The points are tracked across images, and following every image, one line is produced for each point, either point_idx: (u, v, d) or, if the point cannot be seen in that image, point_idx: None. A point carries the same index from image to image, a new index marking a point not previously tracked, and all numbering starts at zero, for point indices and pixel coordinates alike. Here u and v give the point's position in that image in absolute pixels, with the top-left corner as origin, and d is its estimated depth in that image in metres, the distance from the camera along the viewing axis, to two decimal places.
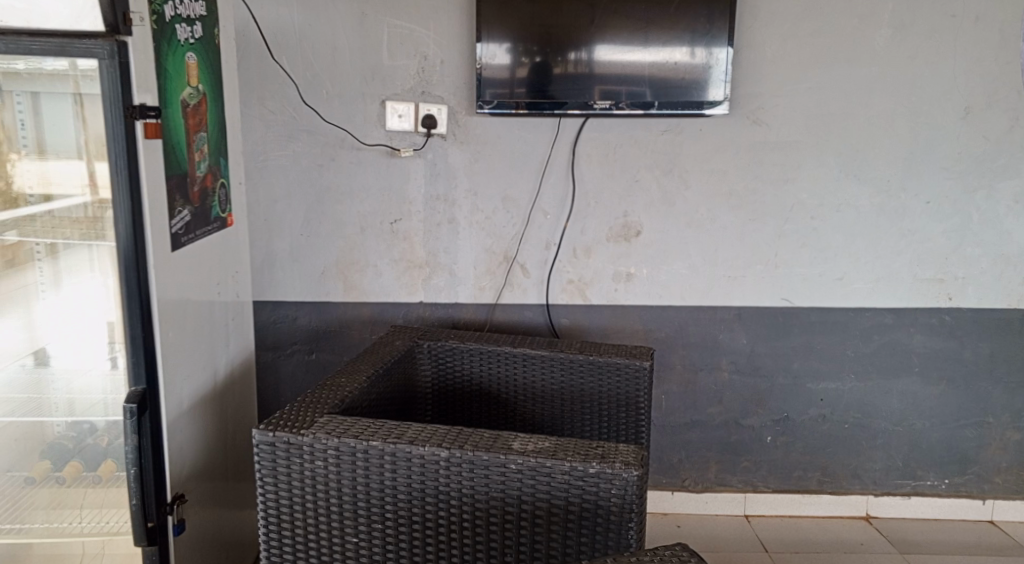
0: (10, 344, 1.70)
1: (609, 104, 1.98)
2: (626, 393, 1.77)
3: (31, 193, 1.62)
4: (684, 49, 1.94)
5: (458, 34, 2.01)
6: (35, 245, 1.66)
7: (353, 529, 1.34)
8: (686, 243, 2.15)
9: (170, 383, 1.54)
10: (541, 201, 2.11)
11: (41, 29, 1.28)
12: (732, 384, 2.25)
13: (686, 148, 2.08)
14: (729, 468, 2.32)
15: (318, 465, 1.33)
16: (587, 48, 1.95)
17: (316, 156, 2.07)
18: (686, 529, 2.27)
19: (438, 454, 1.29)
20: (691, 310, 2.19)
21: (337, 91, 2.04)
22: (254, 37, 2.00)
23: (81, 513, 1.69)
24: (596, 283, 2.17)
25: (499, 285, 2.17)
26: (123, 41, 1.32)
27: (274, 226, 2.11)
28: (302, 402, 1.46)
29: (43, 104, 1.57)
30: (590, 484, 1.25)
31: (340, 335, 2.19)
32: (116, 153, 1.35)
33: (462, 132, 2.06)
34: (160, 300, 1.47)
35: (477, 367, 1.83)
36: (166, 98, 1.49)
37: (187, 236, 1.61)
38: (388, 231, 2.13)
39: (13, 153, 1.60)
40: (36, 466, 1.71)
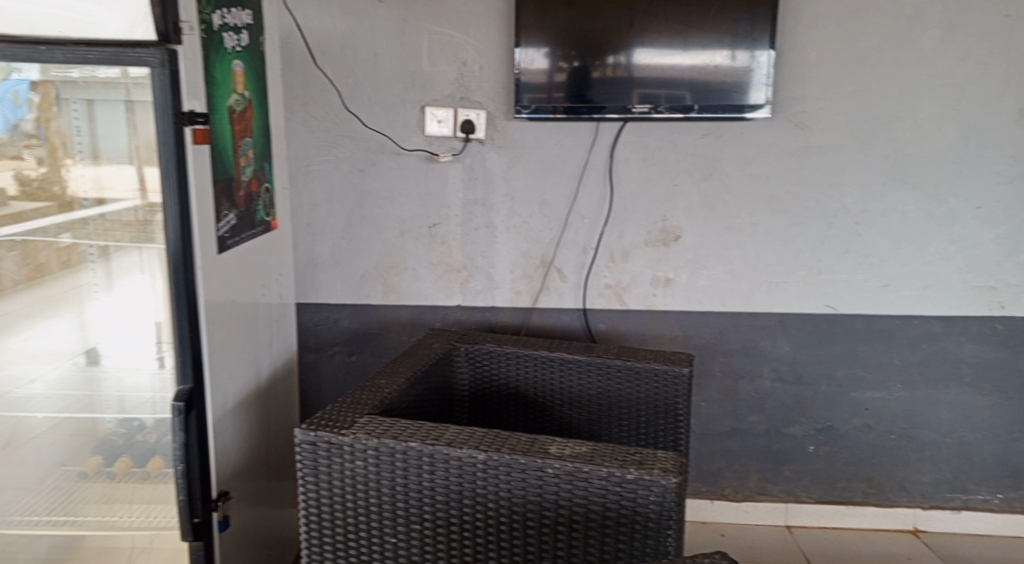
0: (65, 344, 1.76)
1: (647, 108, 1.97)
2: (665, 399, 1.75)
3: (85, 197, 1.68)
4: (724, 52, 1.93)
5: (497, 39, 2.02)
6: (88, 247, 1.71)
7: (392, 530, 1.36)
8: (727, 247, 2.12)
9: (216, 382, 1.58)
10: (579, 205, 2.11)
11: (97, 39, 1.32)
12: (773, 392, 2.21)
13: (727, 152, 2.06)
14: (771, 477, 2.28)
15: (358, 465, 1.35)
16: (626, 52, 1.95)
17: (356, 161, 2.11)
18: (728, 538, 2.23)
19: (476, 457, 1.29)
20: (731, 316, 2.17)
21: (378, 97, 2.06)
22: (298, 44, 2.03)
23: (130, 508, 1.75)
24: (634, 288, 2.16)
25: (536, 289, 2.17)
26: (174, 49, 1.36)
27: (316, 230, 2.14)
28: (343, 403, 1.48)
29: (97, 110, 1.61)
30: (629, 490, 1.25)
31: (380, 337, 2.22)
32: (166, 158, 1.39)
33: (501, 137, 2.08)
34: (207, 301, 1.51)
35: (514, 371, 1.84)
36: (214, 105, 1.53)
37: (233, 239, 1.65)
38: (427, 235, 2.15)
39: (69, 158, 1.65)
40: (90, 461, 1.78)
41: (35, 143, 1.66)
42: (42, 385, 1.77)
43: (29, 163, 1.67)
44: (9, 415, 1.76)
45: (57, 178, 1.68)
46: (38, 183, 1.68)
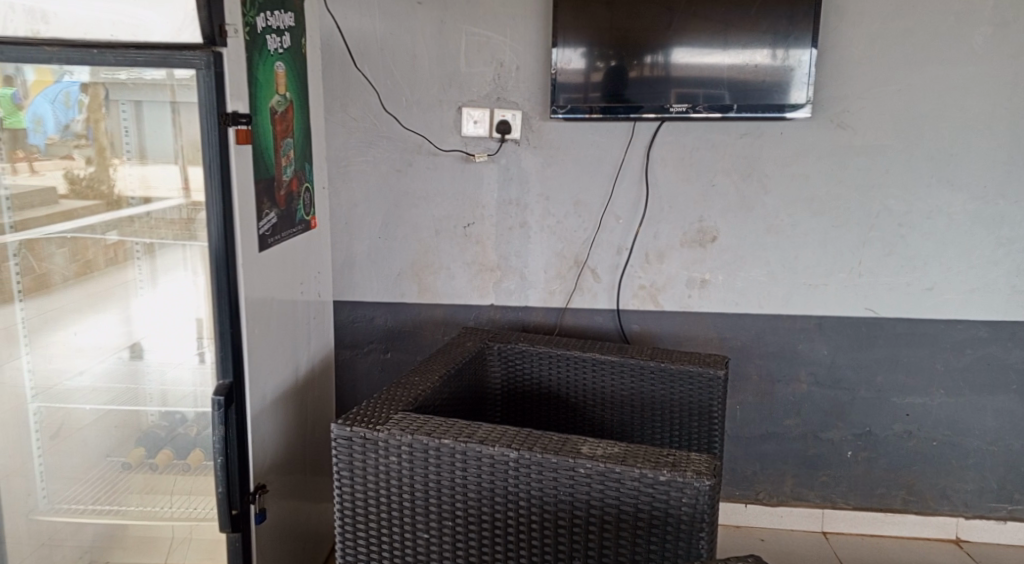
0: (110, 338, 1.82)
1: (685, 108, 1.96)
2: (699, 401, 1.74)
3: (132, 196, 1.73)
4: (764, 51, 1.90)
5: (534, 40, 2.03)
6: (134, 244, 1.76)
7: (424, 526, 1.37)
8: (764, 249, 2.09)
9: (256, 377, 1.61)
10: (614, 205, 2.10)
11: (145, 41, 1.36)
12: (811, 397, 2.18)
13: (765, 152, 2.04)
14: (807, 483, 2.25)
15: (392, 461, 1.36)
16: (664, 51, 1.93)
17: (394, 161, 2.13)
18: (771, 543, 2.20)
19: (508, 455, 1.30)
20: (769, 319, 2.14)
21: (415, 98, 2.08)
22: (338, 45, 2.06)
23: (172, 499, 1.81)
24: (669, 289, 2.14)
25: (570, 289, 2.17)
26: (219, 51, 1.39)
27: (353, 229, 2.17)
28: (378, 399, 1.50)
29: (145, 111, 1.66)
30: (661, 492, 1.24)
31: (414, 335, 2.24)
32: (210, 158, 1.42)
33: (536, 137, 2.08)
34: (247, 298, 1.54)
35: (547, 371, 1.84)
36: (257, 105, 1.56)
37: (274, 237, 1.68)
38: (461, 234, 2.16)
39: (116, 158, 1.70)
40: (133, 452, 1.83)
41: (84, 144, 1.71)
42: (89, 377, 1.82)
43: (79, 162, 1.72)
44: (57, 407, 1.80)
45: (105, 177, 1.73)
46: (87, 182, 1.74)
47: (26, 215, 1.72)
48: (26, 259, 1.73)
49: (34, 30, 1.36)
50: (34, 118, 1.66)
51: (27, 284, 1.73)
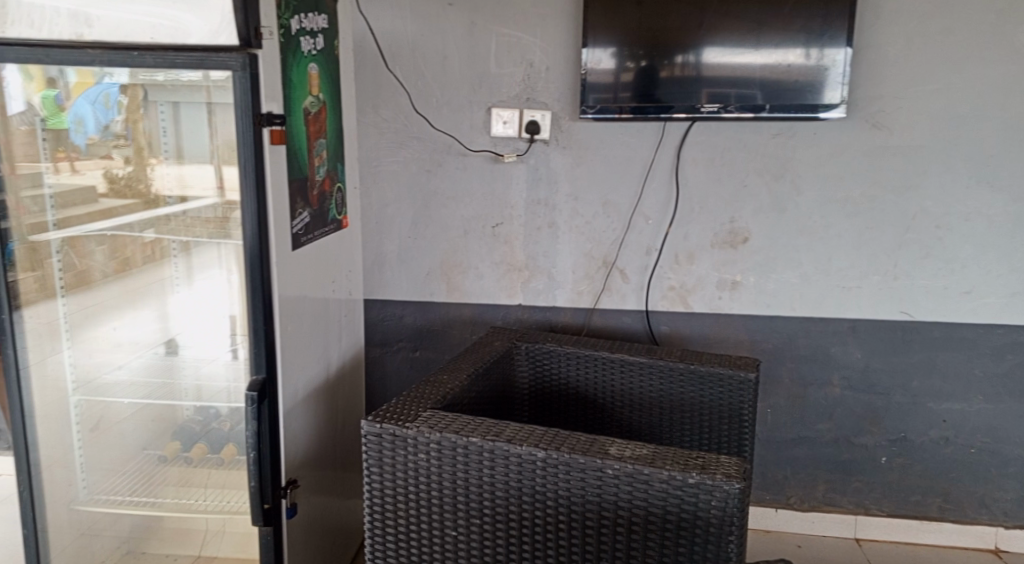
0: (145, 334, 1.88)
1: (716, 108, 1.94)
2: (729, 404, 1.73)
3: (169, 195, 1.77)
4: (798, 50, 1.88)
5: (564, 40, 2.03)
6: (171, 242, 1.82)
7: (452, 523, 1.38)
8: (797, 250, 2.07)
9: (288, 374, 1.63)
10: (643, 206, 2.09)
11: (183, 44, 1.39)
12: (843, 401, 2.15)
13: (799, 153, 2.01)
14: (839, 488, 2.22)
15: (420, 458, 1.37)
16: (695, 51, 1.92)
17: (424, 161, 2.15)
18: (807, 551, 2.17)
19: (535, 455, 1.30)
20: (801, 321, 2.11)
21: (446, 98, 2.10)
22: (370, 46, 2.09)
23: (206, 492, 1.85)
24: (699, 291, 2.13)
25: (598, 290, 2.17)
26: (255, 53, 1.41)
27: (384, 229, 2.20)
28: (407, 397, 1.51)
29: (182, 113, 1.70)
30: (690, 494, 1.23)
31: (443, 335, 2.26)
32: (245, 158, 1.45)
33: (565, 137, 2.08)
34: (280, 295, 1.57)
35: (575, 371, 1.84)
36: (291, 106, 1.58)
37: (307, 236, 1.70)
38: (490, 234, 2.17)
39: (154, 158, 1.75)
40: (169, 446, 1.89)
41: (122, 144, 1.75)
42: (127, 372, 1.87)
43: (117, 162, 1.77)
44: (98, 400, 1.83)
45: (143, 176, 1.77)
46: (125, 181, 1.78)
47: (69, 213, 1.74)
48: (69, 255, 1.75)
49: (79, 34, 1.39)
50: (76, 119, 1.68)
51: (70, 280, 1.76)
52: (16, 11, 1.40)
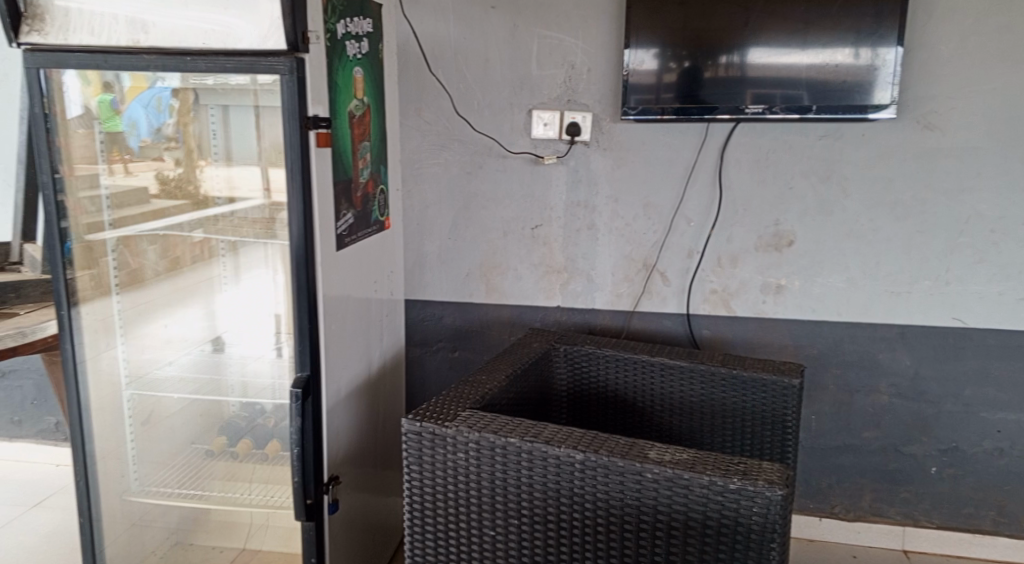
0: (193, 332, 1.95)
1: (761, 109, 1.91)
2: (773, 410, 1.70)
3: (218, 196, 1.84)
4: (847, 50, 1.84)
5: (606, 42, 2.02)
6: (219, 242, 1.90)
7: (490, 523, 1.39)
8: (844, 254, 2.03)
9: (332, 372, 1.66)
10: (685, 208, 2.07)
11: (233, 49, 1.42)
12: (891, 409, 2.10)
13: (846, 155, 1.98)
14: (886, 498, 2.17)
15: (459, 457, 1.39)
16: (740, 51, 1.89)
17: (465, 163, 2.16)
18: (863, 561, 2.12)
19: (574, 457, 1.30)
20: (847, 327, 2.07)
21: (487, 101, 2.11)
22: (413, 50, 2.11)
23: (251, 486, 1.92)
24: (742, 295, 2.10)
25: (638, 292, 2.15)
26: (302, 57, 1.44)
27: (425, 230, 2.22)
28: (447, 396, 1.53)
29: (232, 116, 1.77)
30: (731, 500, 1.22)
31: (482, 335, 2.27)
32: (292, 160, 1.48)
33: (606, 139, 2.07)
34: (325, 295, 1.59)
35: (614, 374, 1.83)
36: (336, 109, 1.61)
37: (350, 237, 1.73)
38: (530, 236, 2.17)
39: (203, 159, 1.83)
40: (216, 440, 1.96)
41: (173, 146, 1.82)
42: (176, 368, 1.93)
43: (168, 164, 1.84)
44: (148, 395, 1.89)
45: (192, 178, 1.85)
46: (175, 183, 1.85)
47: (123, 213, 1.79)
48: (123, 254, 1.81)
49: (135, 40, 1.44)
50: (129, 123, 1.73)
51: (124, 278, 1.81)
52: (78, 19, 1.45)
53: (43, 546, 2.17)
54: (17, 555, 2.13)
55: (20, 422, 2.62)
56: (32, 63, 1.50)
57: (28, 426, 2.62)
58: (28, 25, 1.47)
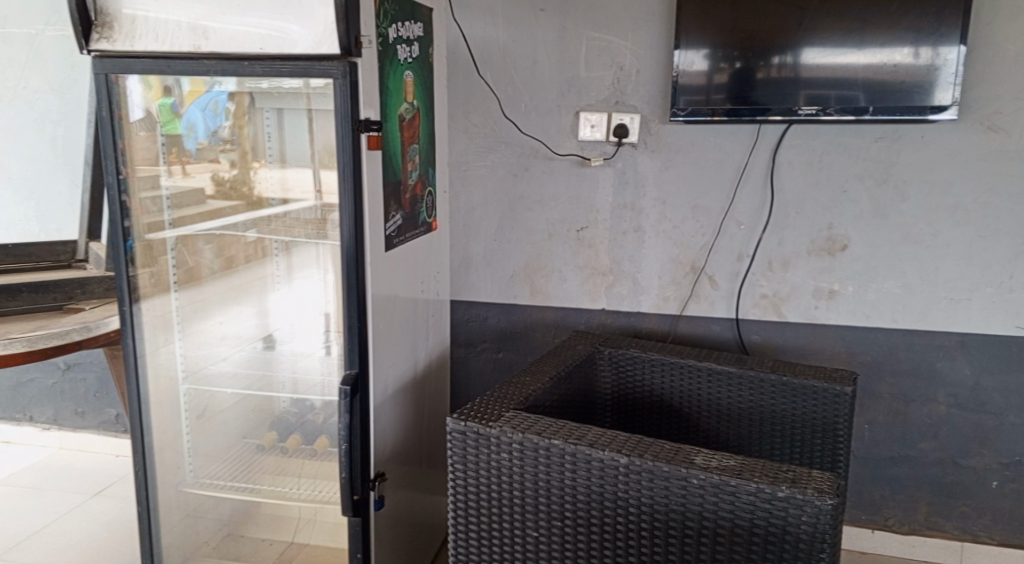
0: (245, 330, 2.03)
1: (815, 110, 1.87)
2: (824, 417, 1.67)
3: (272, 197, 1.92)
4: (906, 50, 1.78)
5: (655, 43, 2.01)
6: (273, 242, 1.96)
7: (534, 524, 1.39)
8: (901, 259, 1.97)
9: (379, 369, 1.69)
10: (734, 211, 2.05)
11: (288, 54, 1.46)
12: (949, 419, 2.03)
13: (903, 158, 1.92)
14: (943, 512, 2.10)
15: (503, 457, 1.39)
16: (793, 51, 1.85)
17: (512, 165, 2.17)
18: None
19: (618, 460, 1.30)
20: (903, 334, 2.01)
21: (534, 103, 2.12)
22: (461, 52, 2.13)
23: (299, 481, 1.94)
24: (794, 300, 2.06)
25: (685, 296, 2.13)
26: (354, 61, 1.46)
27: (471, 231, 2.24)
28: (491, 397, 1.54)
29: (286, 119, 1.84)
30: (780, 509, 1.20)
31: (527, 337, 2.28)
32: (344, 163, 1.50)
33: (654, 140, 2.06)
34: (373, 294, 1.62)
35: (660, 379, 1.82)
36: (387, 112, 1.64)
37: (399, 238, 1.76)
38: (575, 238, 2.17)
39: (258, 161, 1.90)
40: (267, 435, 2.01)
41: (229, 148, 1.89)
42: (230, 364, 2.00)
43: (224, 165, 1.91)
44: (204, 390, 1.95)
45: (247, 179, 1.92)
46: (231, 183, 1.93)
47: (182, 213, 1.85)
48: (181, 253, 1.86)
49: (196, 45, 1.49)
50: (188, 125, 1.80)
51: (182, 276, 1.87)
52: (143, 26, 1.51)
53: (105, 533, 2.26)
54: (80, 541, 2.22)
55: (83, 413, 2.72)
56: (100, 69, 1.56)
57: (91, 417, 2.73)
58: (98, 33, 1.53)
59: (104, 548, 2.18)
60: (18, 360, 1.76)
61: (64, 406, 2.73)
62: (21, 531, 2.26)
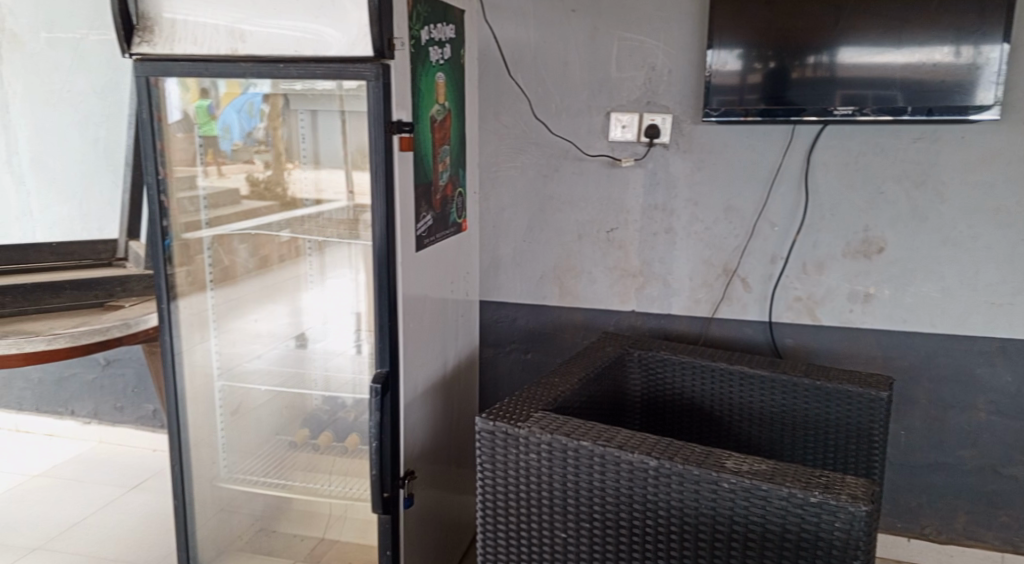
0: (279, 328, 2.06)
1: (851, 110, 1.84)
2: (858, 423, 1.64)
3: (306, 198, 1.95)
4: (947, 48, 1.75)
5: (688, 43, 1.99)
6: (307, 242, 2.00)
7: (562, 526, 1.39)
8: (939, 263, 1.93)
9: (409, 368, 1.70)
10: (768, 213, 2.02)
11: (323, 56, 1.48)
12: (989, 427, 1.99)
13: (943, 159, 1.88)
14: (982, 521, 2.05)
15: (532, 457, 1.39)
16: (829, 51, 1.82)
17: (542, 166, 2.17)
18: None
19: (648, 463, 1.29)
20: (941, 339, 1.97)
21: (565, 104, 2.11)
22: (492, 54, 2.14)
23: (330, 478, 1.98)
24: (828, 303, 2.03)
25: (716, 298, 2.11)
26: (387, 63, 1.47)
27: (501, 231, 2.25)
28: (520, 397, 1.54)
29: (320, 121, 1.86)
30: (812, 514, 1.18)
31: (557, 338, 2.28)
32: (377, 163, 1.51)
33: (686, 141, 2.04)
34: (404, 294, 1.63)
35: (690, 381, 1.80)
36: (419, 113, 1.65)
37: (429, 238, 1.77)
38: (605, 239, 2.16)
39: (291, 162, 1.94)
40: (298, 432, 2.06)
41: (263, 149, 1.93)
42: (264, 361, 2.05)
43: (258, 166, 1.95)
44: (237, 386, 1.98)
45: (281, 180, 1.96)
46: (265, 184, 1.96)
47: (219, 214, 1.89)
48: (217, 252, 1.90)
49: (234, 48, 1.52)
50: (224, 127, 1.83)
51: (217, 275, 1.91)
52: (183, 29, 1.54)
53: (143, 525, 2.31)
54: (119, 533, 2.27)
55: (122, 408, 2.79)
56: (141, 71, 1.59)
57: (129, 412, 2.79)
58: (139, 36, 1.56)
59: (141, 540, 2.23)
60: (60, 355, 1.82)
61: (104, 400, 2.80)
62: (62, 522, 2.32)
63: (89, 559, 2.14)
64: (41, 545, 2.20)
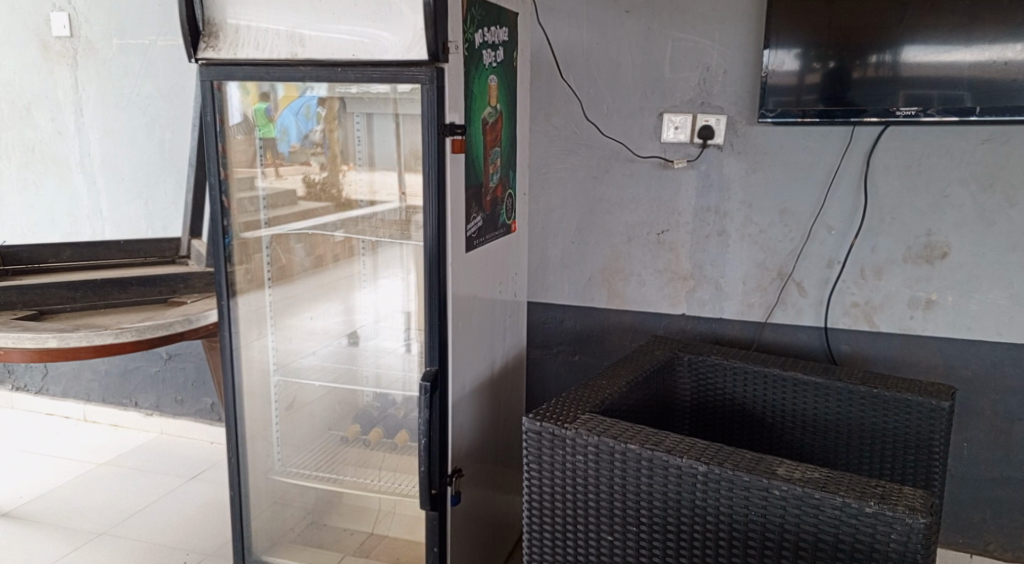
0: (333, 326, 2.11)
1: (914, 111, 1.79)
2: (918, 433, 1.59)
3: (360, 198, 1.99)
4: (1019, 46, 1.68)
5: (744, 42, 1.96)
6: (360, 242, 2.04)
7: (608, 528, 1.39)
8: (1008, 270, 1.86)
9: (458, 366, 1.72)
10: (824, 216, 1.98)
11: (379, 60, 1.50)
12: None
13: (1013, 161, 1.81)
14: None
15: (578, 458, 1.39)
16: (892, 49, 1.77)
17: (593, 167, 2.17)
18: None
19: (696, 468, 1.27)
20: (1009, 349, 1.90)
21: (617, 105, 2.11)
22: (545, 55, 2.15)
23: (380, 474, 2.02)
24: (887, 309, 1.97)
25: (770, 302, 2.08)
26: (441, 66, 1.49)
27: (550, 233, 2.25)
28: (567, 398, 1.54)
29: (375, 124, 1.91)
30: (867, 525, 1.15)
31: (605, 341, 2.27)
32: (429, 165, 1.54)
33: (740, 142, 2.01)
34: (454, 293, 1.65)
35: (741, 387, 1.77)
36: (471, 116, 1.67)
37: (479, 239, 1.79)
38: (655, 241, 2.15)
39: (347, 164, 1.99)
40: (350, 427, 2.10)
41: (319, 152, 1.97)
42: (318, 357, 2.10)
43: (314, 168, 1.99)
44: (292, 382, 2.02)
45: (337, 181, 2.01)
46: (321, 185, 2.00)
47: (277, 214, 1.93)
48: (275, 250, 1.95)
49: (293, 52, 1.56)
50: (282, 129, 1.88)
51: (275, 273, 1.96)
52: (245, 35, 1.60)
53: (201, 514, 2.39)
54: (179, 521, 2.35)
55: (182, 401, 2.89)
56: (207, 76, 1.65)
57: (188, 405, 2.89)
58: (205, 42, 1.62)
59: (200, 528, 2.31)
60: (127, 347, 1.90)
61: (166, 393, 2.90)
62: (127, 508, 2.42)
63: (151, 545, 2.23)
64: (106, 530, 2.30)
